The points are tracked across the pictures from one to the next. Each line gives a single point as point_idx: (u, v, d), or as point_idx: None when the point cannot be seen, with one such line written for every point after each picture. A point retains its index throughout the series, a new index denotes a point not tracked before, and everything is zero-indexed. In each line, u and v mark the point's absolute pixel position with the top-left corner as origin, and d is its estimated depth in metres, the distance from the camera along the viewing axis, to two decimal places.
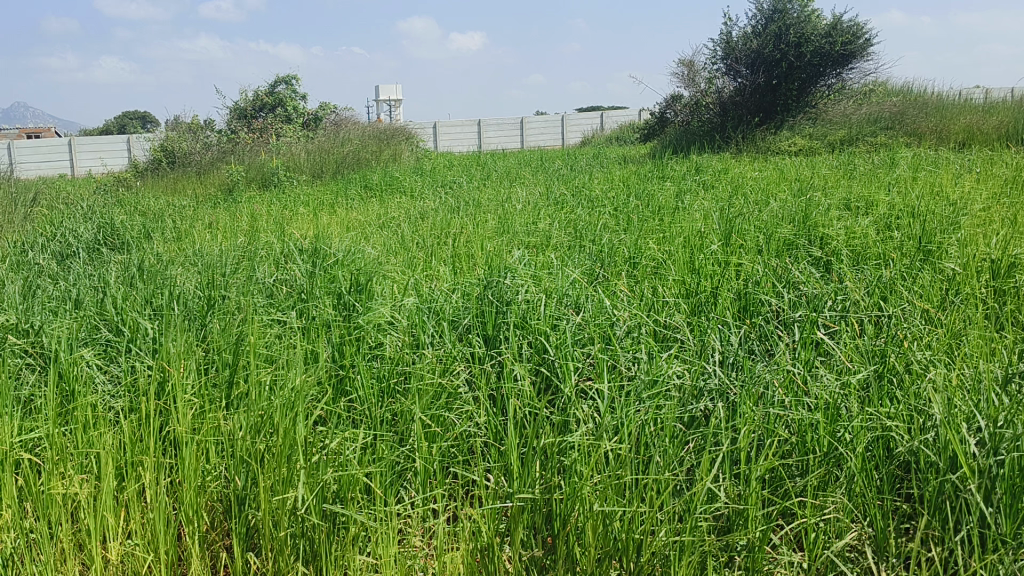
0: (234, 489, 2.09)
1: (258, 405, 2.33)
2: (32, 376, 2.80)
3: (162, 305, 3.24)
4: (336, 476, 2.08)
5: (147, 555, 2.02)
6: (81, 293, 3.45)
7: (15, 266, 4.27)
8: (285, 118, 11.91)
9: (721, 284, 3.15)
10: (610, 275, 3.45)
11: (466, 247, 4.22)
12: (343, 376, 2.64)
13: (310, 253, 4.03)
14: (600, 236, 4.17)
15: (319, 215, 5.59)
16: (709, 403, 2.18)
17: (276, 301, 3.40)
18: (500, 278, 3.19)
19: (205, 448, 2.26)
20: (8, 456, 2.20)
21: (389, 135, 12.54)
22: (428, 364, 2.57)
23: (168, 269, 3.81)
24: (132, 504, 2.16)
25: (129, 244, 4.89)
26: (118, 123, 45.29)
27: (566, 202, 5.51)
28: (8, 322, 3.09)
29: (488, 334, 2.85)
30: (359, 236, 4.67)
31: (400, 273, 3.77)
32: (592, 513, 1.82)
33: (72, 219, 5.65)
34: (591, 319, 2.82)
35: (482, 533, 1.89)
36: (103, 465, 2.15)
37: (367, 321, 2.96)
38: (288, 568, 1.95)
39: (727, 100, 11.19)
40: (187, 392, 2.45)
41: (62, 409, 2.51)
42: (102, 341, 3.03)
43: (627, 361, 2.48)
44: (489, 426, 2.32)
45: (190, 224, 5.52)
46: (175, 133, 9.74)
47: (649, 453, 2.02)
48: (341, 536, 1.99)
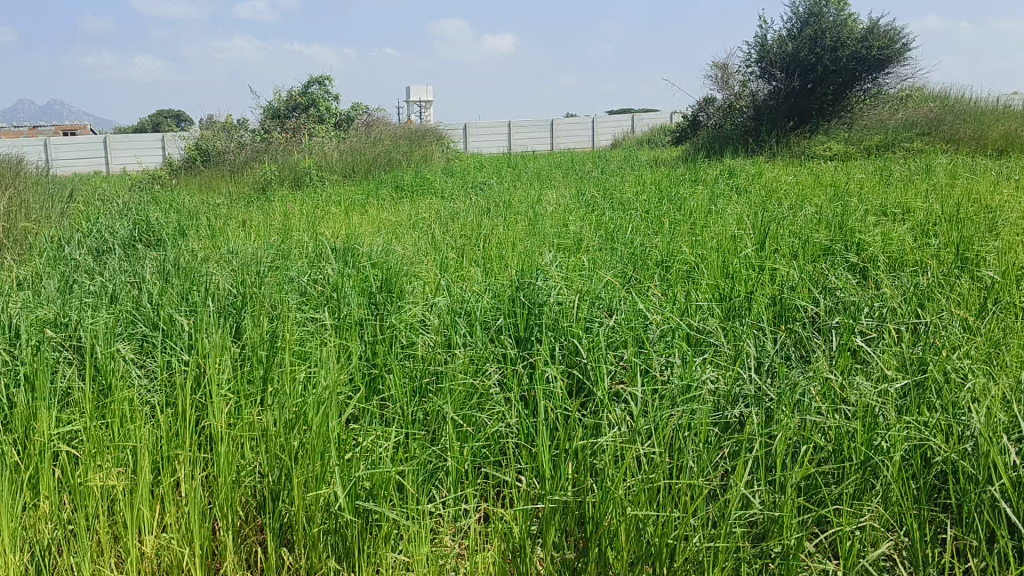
0: (268, 484, 2.11)
1: (293, 402, 2.35)
2: (69, 369, 2.84)
3: (197, 303, 3.26)
4: (369, 473, 2.09)
5: (183, 549, 2.05)
6: (118, 288, 3.49)
7: (52, 261, 4.33)
8: (317, 118, 12.00)
9: (756, 290, 3.13)
10: (643, 278, 3.43)
11: (498, 248, 4.23)
12: (376, 375, 2.65)
13: (342, 252, 4.06)
14: (633, 239, 4.15)
15: (350, 215, 5.61)
16: (744, 410, 2.16)
17: (310, 298, 3.42)
18: (532, 279, 3.18)
19: (239, 443, 2.29)
20: (47, 448, 2.23)
21: (420, 135, 12.58)
22: (461, 364, 2.57)
23: (203, 266, 3.84)
24: (168, 498, 2.19)
25: (164, 241, 4.94)
26: (153, 121, 46.06)
27: (598, 204, 5.49)
28: (46, 316, 3.13)
29: (521, 336, 2.86)
30: (391, 236, 4.69)
31: (432, 272, 3.78)
32: (627, 517, 1.81)
33: (109, 215, 5.73)
34: (626, 320, 2.81)
35: (513, 534, 1.89)
36: (139, 460, 2.18)
37: (400, 321, 2.97)
38: (321, 564, 1.97)
39: (761, 103, 11.18)
40: (222, 387, 2.48)
41: (99, 402, 2.54)
42: (138, 335, 3.07)
43: (660, 365, 2.46)
44: (522, 426, 2.31)
45: (225, 222, 5.58)
46: (209, 133, 9.85)
47: (683, 457, 2.00)
48: (373, 534, 2.00)
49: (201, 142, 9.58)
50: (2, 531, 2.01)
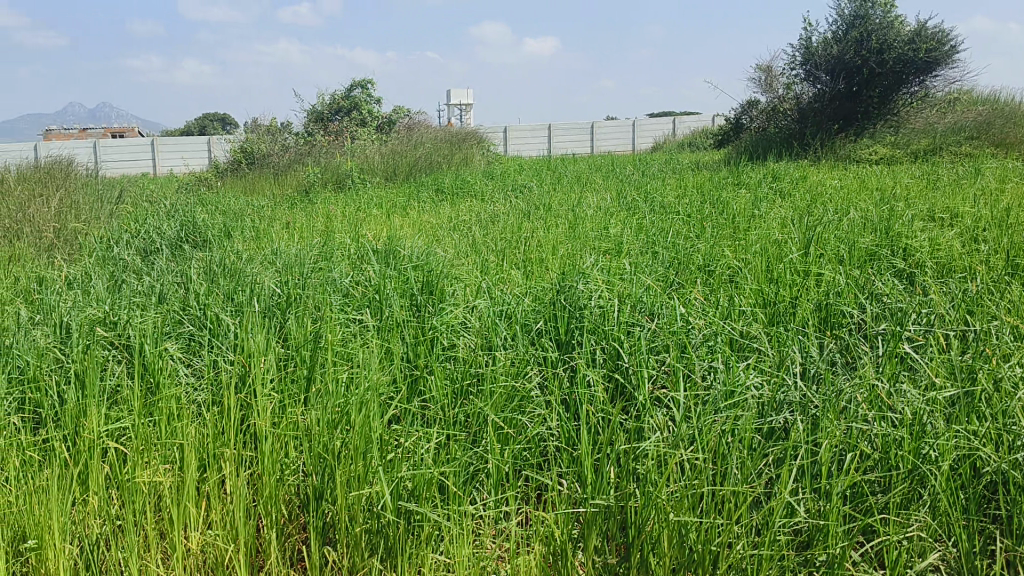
0: (312, 483, 2.13)
1: (336, 402, 2.37)
2: (118, 366, 2.89)
3: (242, 303, 3.31)
4: (411, 473, 2.10)
5: (227, 546, 2.08)
6: (165, 289, 3.55)
7: (102, 261, 4.41)
8: (359, 121, 12.12)
9: (802, 295, 3.09)
10: (686, 282, 3.40)
11: (539, 251, 4.23)
12: (417, 376, 2.65)
13: (384, 254, 4.09)
14: (675, 243, 4.13)
15: (391, 217, 5.65)
16: (789, 416, 2.13)
17: (352, 299, 3.44)
18: (573, 282, 3.16)
19: (283, 442, 2.32)
20: (95, 444, 2.28)
21: (460, 138, 12.63)
22: (502, 366, 2.57)
23: (248, 267, 3.90)
24: (213, 495, 2.23)
25: (211, 242, 5.01)
26: (199, 125, 46.90)
27: (639, 208, 5.47)
28: (96, 314, 3.19)
29: (561, 339, 2.85)
30: (432, 238, 4.71)
31: (473, 274, 3.79)
32: (668, 522, 1.80)
33: (156, 217, 5.83)
34: (668, 324, 2.78)
35: (554, 537, 1.89)
36: (186, 458, 2.22)
37: (442, 322, 2.98)
38: (362, 564, 1.99)
39: (806, 106, 11.06)
40: (267, 387, 2.51)
41: (146, 400, 2.58)
42: (185, 335, 3.12)
43: (703, 370, 2.44)
44: (562, 430, 2.30)
45: (269, 223, 5.66)
46: (254, 135, 9.99)
47: (726, 463, 1.98)
48: (415, 534, 2.01)
49: (246, 144, 9.73)
50: (52, 525, 2.06)
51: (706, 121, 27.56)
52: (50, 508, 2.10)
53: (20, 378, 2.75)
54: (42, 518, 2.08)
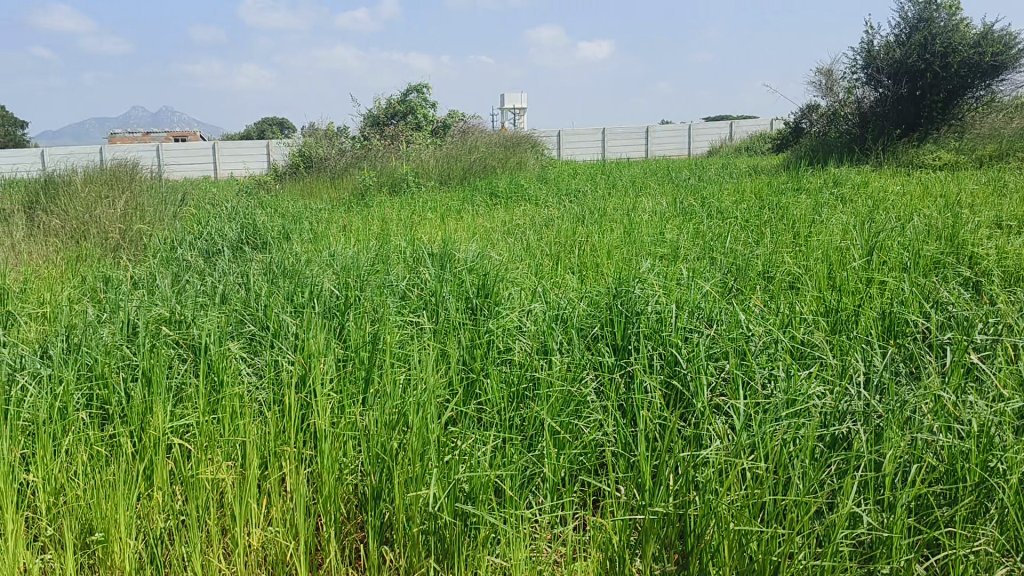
0: (370, 484, 2.16)
1: (395, 403, 2.40)
2: (182, 364, 2.95)
3: (302, 305, 3.36)
4: (469, 476, 2.11)
5: (288, 543, 2.12)
6: (227, 289, 3.62)
7: (166, 262, 4.52)
8: (414, 126, 12.25)
9: (865, 303, 3.04)
10: (745, 289, 3.37)
11: (594, 255, 4.23)
12: (473, 379, 2.66)
13: (440, 257, 4.12)
14: (733, 248, 4.09)
15: (446, 221, 5.69)
16: (852, 426, 2.09)
17: (408, 301, 3.48)
18: (630, 287, 3.14)
19: (342, 442, 2.35)
20: (161, 441, 2.34)
21: (514, 142, 12.66)
22: (558, 370, 2.56)
23: (307, 269, 3.96)
24: (275, 492, 2.27)
25: (270, 244, 5.11)
26: (257, 129, 47.86)
27: (695, 213, 5.44)
28: (161, 313, 3.27)
29: (617, 344, 2.84)
30: (487, 242, 4.74)
31: (528, 278, 3.79)
32: (729, 532, 1.79)
33: (218, 219, 5.96)
34: (727, 331, 2.75)
35: (612, 543, 1.89)
36: (248, 456, 2.26)
37: (498, 326, 2.98)
38: (420, 564, 2.01)
39: (867, 110, 10.90)
40: (327, 387, 2.54)
41: (210, 398, 2.64)
42: (247, 334, 3.18)
43: (763, 378, 2.41)
44: (619, 435, 2.28)
45: (326, 226, 5.75)
46: (312, 140, 10.17)
47: (788, 471, 1.96)
48: (472, 536, 2.03)
49: (305, 148, 9.91)
50: (119, 520, 2.12)
51: (762, 125, 27.21)
52: (117, 503, 2.16)
53: (89, 374, 2.82)
54: (111, 513, 2.14)
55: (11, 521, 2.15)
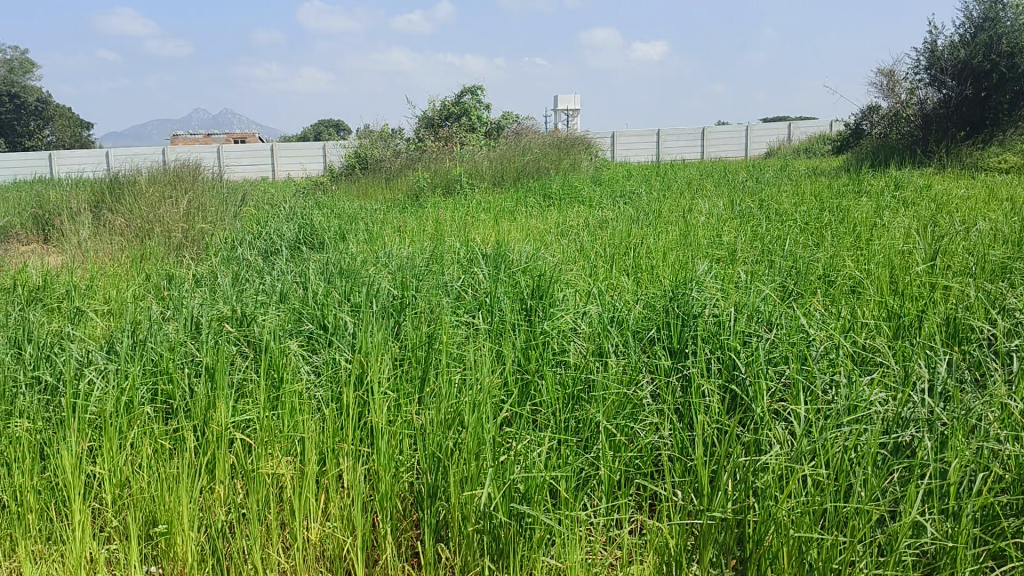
0: (426, 482, 2.18)
1: (450, 403, 2.41)
2: (244, 360, 3.01)
3: (359, 304, 3.40)
4: (524, 476, 2.11)
5: (345, 539, 2.16)
6: (286, 288, 3.69)
7: (226, 261, 4.62)
8: (468, 127, 12.31)
9: (929, 308, 2.97)
10: (805, 292, 3.32)
11: (649, 257, 4.21)
12: (529, 379, 2.66)
13: (494, 259, 4.13)
14: (791, 251, 4.04)
15: (499, 222, 5.72)
16: (916, 433, 2.04)
17: (463, 302, 3.50)
18: (688, 289, 3.12)
19: (398, 440, 2.37)
20: (223, 435, 2.38)
21: (568, 143, 12.65)
22: (614, 373, 2.55)
23: (363, 269, 4.01)
24: (333, 488, 2.31)
25: (327, 244, 5.19)
26: (314, 130, 48.59)
27: (753, 215, 5.38)
28: (223, 312, 3.34)
29: (674, 347, 2.81)
30: (541, 243, 4.75)
31: (582, 279, 3.78)
32: (789, 538, 1.78)
33: (276, 219, 6.07)
34: (787, 335, 2.71)
35: (669, 548, 1.89)
36: (307, 452, 2.30)
37: (553, 327, 2.98)
38: (474, 563, 2.03)
39: (930, 111, 10.65)
40: (383, 386, 2.57)
41: (270, 395, 2.68)
42: (306, 332, 3.24)
43: (825, 384, 2.36)
44: (676, 438, 2.26)
45: (382, 226, 5.81)
46: (368, 141, 10.35)
47: (849, 478, 1.93)
48: (527, 537, 2.03)
49: (361, 151, 10.13)
50: (182, 512, 2.17)
51: (821, 126, 26.74)
52: (180, 496, 2.21)
53: (154, 369, 2.89)
54: (175, 506, 2.20)
55: (79, 511, 2.21)
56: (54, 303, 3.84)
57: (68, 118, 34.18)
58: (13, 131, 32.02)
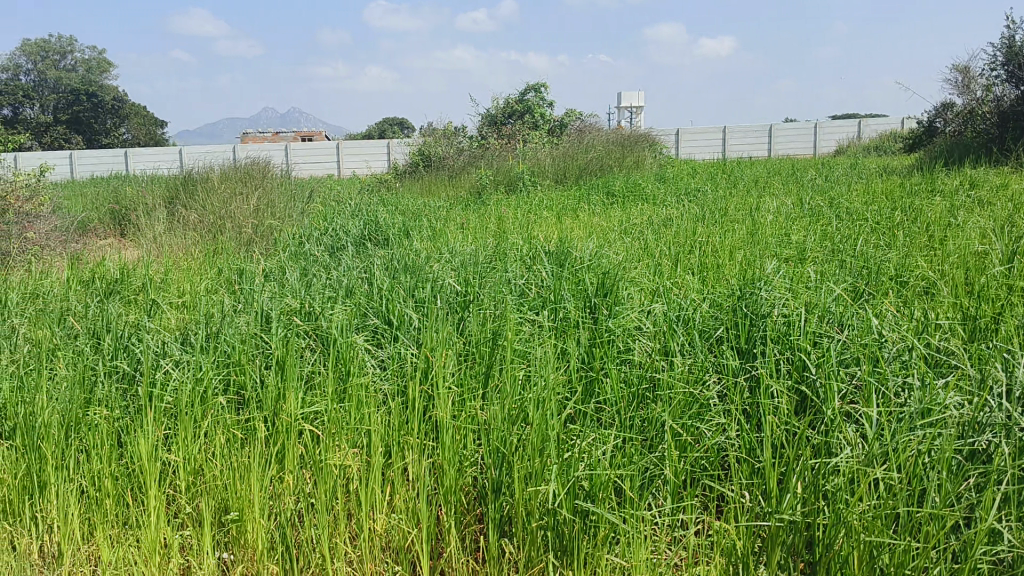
0: (490, 478, 2.20)
1: (514, 399, 2.42)
2: (312, 354, 3.07)
3: (424, 299, 3.44)
4: (588, 474, 2.10)
5: (411, 530, 2.19)
6: (353, 284, 3.74)
7: (295, 256, 4.72)
8: (531, 125, 12.34)
9: (1008, 310, 2.87)
10: (876, 293, 3.25)
11: (715, 255, 4.16)
12: (593, 377, 2.65)
13: (557, 256, 4.12)
14: (862, 250, 3.96)
15: (562, 219, 5.72)
16: (993, 438, 1.98)
17: (528, 298, 3.51)
18: (756, 289, 3.08)
19: (462, 435, 2.39)
20: (291, 426, 2.43)
21: (631, 140, 12.57)
22: (681, 372, 2.52)
23: (427, 265, 4.06)
24: (398, 481, 2.34)
25: (391, 240, 5.25)
26: (378, 129, 49.22)
27: (823, 214, 5.28)
28: (292, 306, 3.42)
29: (742, 347, 2.78)
30: (604, 240, 4.74)
31: (648, 277, 3.77)
32: (860, 543, 1.75)
33: (342, 215, 6.17)
34: (858, 336, 2.65)
35: (736, 550, 1.87)
36: (374, 445, 2.33)
37: (618, 324, 2.97)
38: (538, 558, 2.05)
39: (1007, 109, 10.18)
40: (447, 380, 2.59)
41: (337, 387, 2.72)
42: (372, 326, 3.29)
43: (897, 386, 2.31)
44: (743, 439, 2.23)
45: (445, 223, 5.87)
46: (431, 139, 10.45)
47: (922, 483, 1.88)
48: (591, 534, 2.03)
49: (425, 148, 10.22)
50: (253, 501, 2.23)
51: (892, 124, 26.06)
52: (251, 485, 2.27)
53: (226, 361, 2.96)
54: (246, 494, 2.26)
55: (154, 497, 2.28)
56: (131, 296, 3.97)
57: (142, 117, 35.21)
58: (91, 130, 33.13)
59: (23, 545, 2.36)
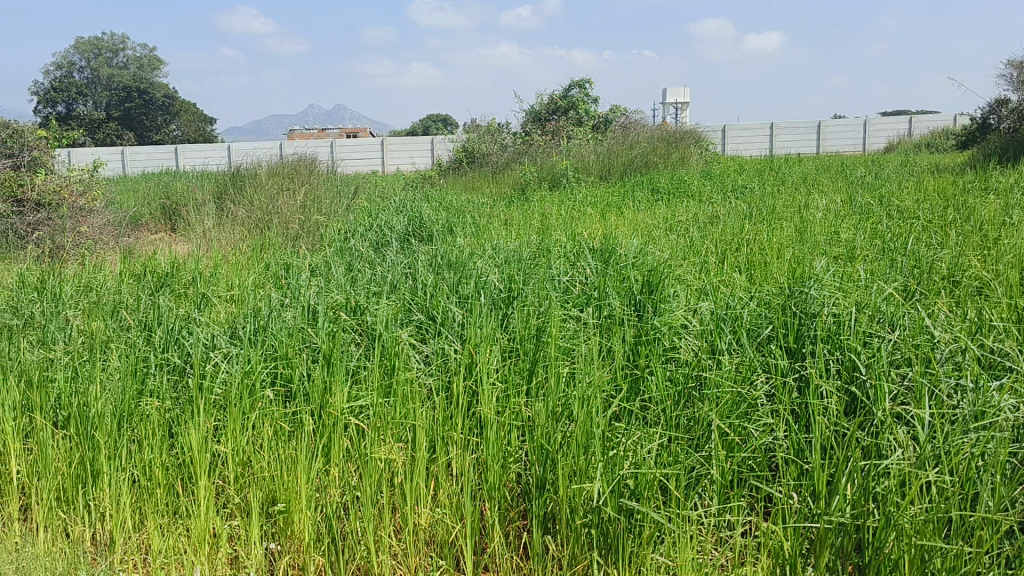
0: (535, 474, 2.20)
1: (559, 396, 2.41)
2: (358, 348, 3.10)
3: (468, 295, 3.45)
4: (633, 472, 2.08)
5: (455, 525, 2.20)
6: (398, 279, 3.77)
7: (340, 251, 4.77)
8: (576, 121, 12.31)
9: None
10: (928, 293, 3.19)
11: (763, 253, 4.12)
12: (639, 375, 2.64)
13: (602, 253, 4.11)
14: (914, 249, 3.89)
15: (607, 216, 5.70)
16: None
17: (572, 295, 3.50)
18: (805, 287, 3.04)
19: (507, 431, 2.39)
20: (337, 419, 2.45)
21: (676, 137, 12.48)
22: (728, 370, 2.50)
23: (471, 261, 4.07)
24: (443, 475, 2.35)
25: (436, 236, 5.28)
26: (423, 125, 49.47)
27: (873, 212, 5.19)
28: (338, 300, 3.45)
29: (790, 347, 2.74)
30: (649, 237, 4.72)
31: (693, 275, 3.74)
32: (910, 546, 1.72)
33: (387, 211, 6.22)
34: (910, 336, 2.60)
35: (783, 552, 1.85)
36: (419, 439, 2.34)
37: (664, 322, 2.95)
38: (582, 555, 2.05)
39: None
40: (492, 377, 2.59)
41: (383, 382, 2.74)
42: (417, 321, 3.31)
43: (950, 387, 2.26)
44: (791, 440, 2.20)
45: (489, 219, 5.88)
46: (475, 135, 10.49)
47: (976, 487, 1.84)
48: (636, 533, 2.02)
49: (469, 144, 10.26)
50: (300, 493, 2.26)
51: (944, 120, 25.51)
52: (298, 477, 2.29)
53: (274, 355, 3.00)
54: (292, 487, 2.28)
55: (204, 488, 2.31)
56: (182, 290, 4.04)
57: (192, 114, 35.82)
58: (142, 126, 33.80)
59: (77, 533, 2.45)
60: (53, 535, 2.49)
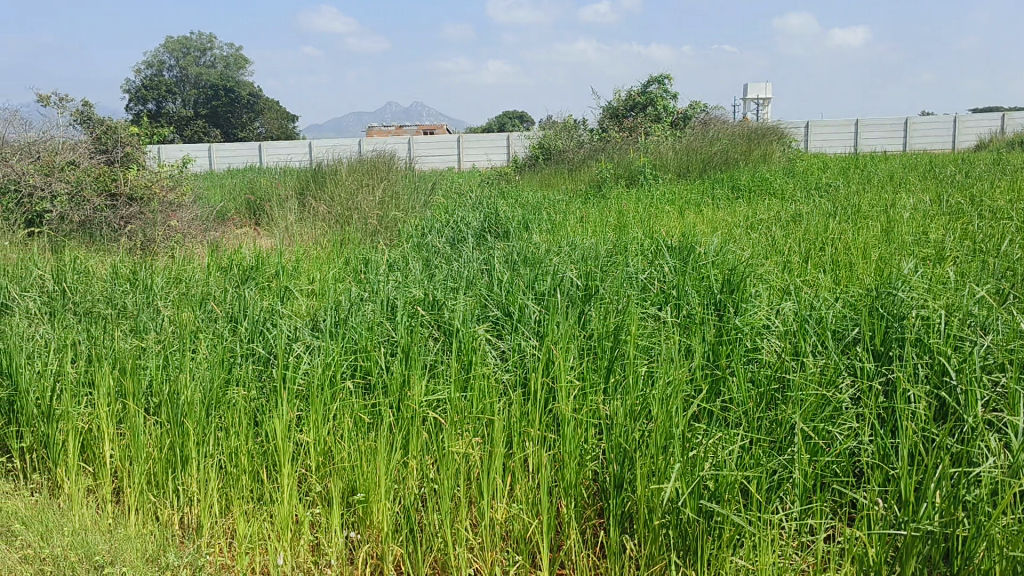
0: (612, 472, 2.20)
1: (637, 395, 2.40)
2: (436, 342, 3.14)
3: (546, 292, 3.45)
4: (713, 474, 2.06)
5: (531, 520, 2.22)
6: (476, 276, 3.81)
7: (418, 247, 4.83)
8: (654, 118, 12.20)
9: None
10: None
11: (847, 253, 4.02)
12: (719, 376, 2.61)
13: (680, 251, 4.07)
14: (1009, 250, 3.73)
15: (686, 214, 5.64)
16: None
17: (650, 293, 3.48)
18: (892, 288, 2.95)
19: (584, 428, 2.39)
20: (416, 413, 2.49)
21: (756, 133, 12.25)
22: (812, 372, 2.45)
23: (548, 258, 4.08)
24: (519, 470, 2.37)
25: (512, 232, 5.29)
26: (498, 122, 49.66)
27: (965, 211, 5.00)
28: (416, 295, 3.49)
29: (877, 349, 2.67)
30: (730, 236, 4.64)
31: (775, 274, 3.67)
32: (1003, 557, 1.68)
33: (464, 207, 6.26)
34: (1005, 341, 2.50)
35: (869, 558, 1.81)
36: (497, 434, 2.36)
37: (745, 322, 2.90)
38: (660, 555, 2.04)
39: None
40: (570, 374, 2.59)
41: (461, 376, 2.77)
42: (493, 317, 3.33)
43: None
44: (878, 445, 2.15)
45: (566, 216, 5.87)
46: (551, 132, 10.50)
47: None
48: (715, 534, 2.00)
49: (545, 141, 10.27)
50: (381, 483, 2.30)
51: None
52: (378, 468, 2.34)
53: (354, 347, 3.05)
54: (373, 478, 2.33)
55: (287, 476, 2.38)
56: (266, 283, 4.14)
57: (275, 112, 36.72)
58: (228, 124, 34.74)
59: (166, 515, 2.54)
60: (144, 517, 2.58)
